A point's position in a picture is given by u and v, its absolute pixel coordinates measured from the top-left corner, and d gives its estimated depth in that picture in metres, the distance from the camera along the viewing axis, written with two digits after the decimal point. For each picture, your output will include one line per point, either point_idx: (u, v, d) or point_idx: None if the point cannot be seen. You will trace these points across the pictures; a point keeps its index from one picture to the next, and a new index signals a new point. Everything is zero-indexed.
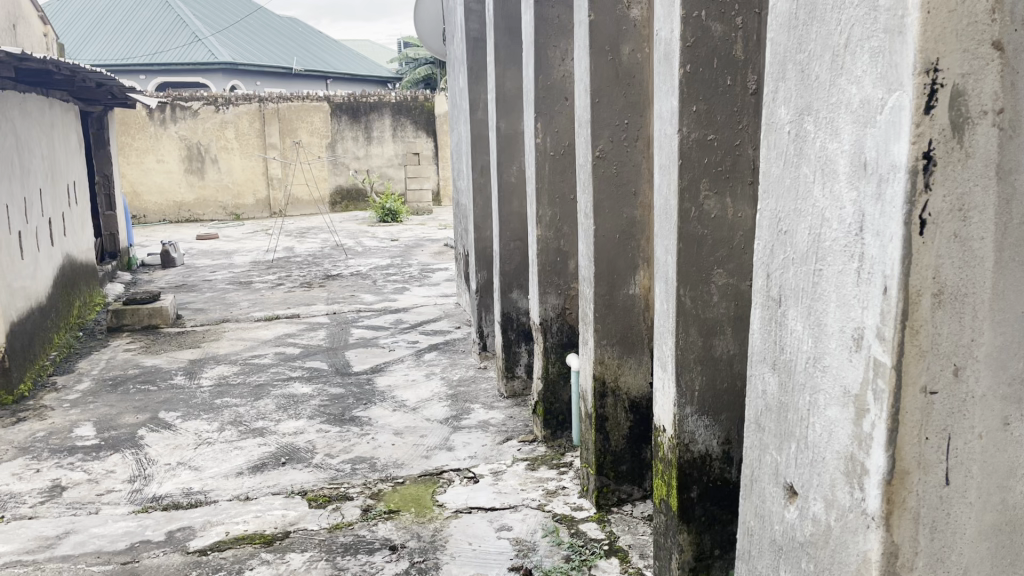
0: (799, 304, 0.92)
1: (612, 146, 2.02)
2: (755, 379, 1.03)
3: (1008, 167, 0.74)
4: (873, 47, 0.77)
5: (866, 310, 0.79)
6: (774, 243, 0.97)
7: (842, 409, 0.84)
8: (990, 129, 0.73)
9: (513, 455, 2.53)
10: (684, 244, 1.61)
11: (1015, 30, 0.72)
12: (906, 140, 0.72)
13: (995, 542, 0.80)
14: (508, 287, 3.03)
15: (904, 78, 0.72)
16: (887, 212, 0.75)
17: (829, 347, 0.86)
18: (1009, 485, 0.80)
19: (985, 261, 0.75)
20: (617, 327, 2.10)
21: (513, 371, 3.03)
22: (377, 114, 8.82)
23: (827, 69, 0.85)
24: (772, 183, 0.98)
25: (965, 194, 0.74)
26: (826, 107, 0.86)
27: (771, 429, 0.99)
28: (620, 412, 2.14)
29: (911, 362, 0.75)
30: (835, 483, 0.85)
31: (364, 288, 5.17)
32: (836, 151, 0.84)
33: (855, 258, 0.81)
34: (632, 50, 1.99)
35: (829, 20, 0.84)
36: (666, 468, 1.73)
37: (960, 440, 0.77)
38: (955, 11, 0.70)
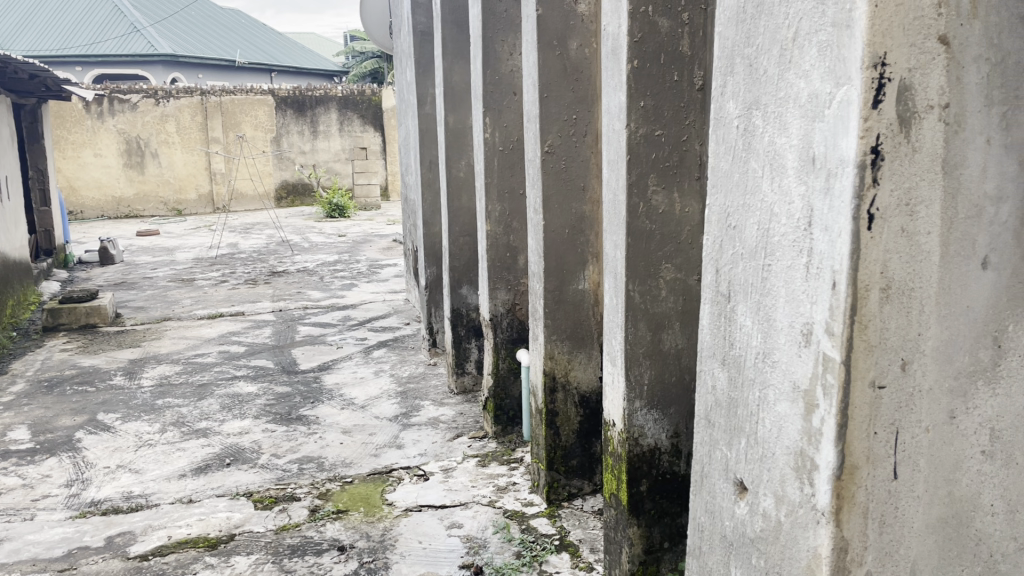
0: (749, 299, 0.92)
1: (561, 141, 2.01)
2: (704, 375, 1.03)
3: (953, 162, 0.74)
4: (821, 41, 0.77)
5: (816, 305, 0.79)
6: (723, 238, 0.97)
7: (792, 404, 0.83)
8: (936, 123, 0.73)
9: (464, 451, 2.51)
10: (633, 239, 1.60)
11: (961, 25, 0.72)
12: (855, 134, 0.72)
13: (942, 535, 0.80)
14: (459, 283, 3.00)
15: (852, 72, 0.72)
16: (836, 207, 0.75)
17: (778, 342, 0.86)
18: (956, 477, 0.80)
19: (932, 255, 0.75)
20: (568, 323, 2.10)
21: (463, 367, 3.01)
22: (323, 108, 8.72)
23: (775, 63, 0.85)
24: (721, 179, 0.97)
25: (912, 189, 0.74)
26: (775, 101, 0.85)
27: (720, 424, 0.99)
28: (570, 407, 2.13)
29: (859, 357, 0.75)
30: (785, 479, 0.85)
31: (311, 284, 5.10)
32: (784, 146, 0.84)
33: (803, 253, 0.81)
34: (580, 45, 1.99)
35: (777, 14, 0.84)
36: (616, 461, 1.72)
37: (907, 433, 0.77)
38: (902, 5, 0.70)
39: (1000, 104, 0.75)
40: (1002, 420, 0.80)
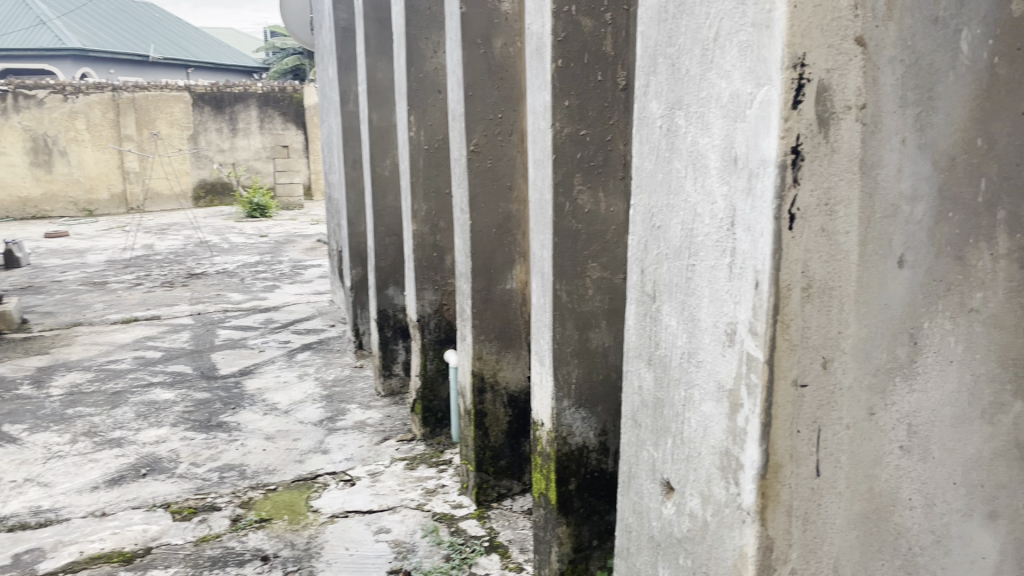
0: (673, 299, 0.92)
1: (486, 140, 1.99)
2: (631, 375, 1.02)
3: (870, 162, 0.75)
4: (742, 42, 0.77)
5: (739, 305, 0.79)
6: (648, 238, 0.97)
7: (717, 403, 0.83)
8: (854, 124, 0.74)
9: (392, 454, 2.47)
10: (559, 238, 1.60)
11: (876, 26, 0.73)
12: (776, 135, 0.72)
13: (863, 530, 0.81)
14: (385, 283, 2.96)
15: (772, 72, 0.72)
16: (757, 207, 0.75)
17: (703, 342, 0.86)
18: (875, 473, 0.81)
19: (851, 255, 0.76)
20: (495, 322, 2.08)
21: (390, 369, 2.97)
22: (243, 106, 8.51)
23: (696, 63, 0.85)
24: (645, 178, 0.97)
25: (831, 189, 0.74)
26: (697, 101, 0.85)
27: (647, 424, 0.98)
28: (499, 407, 2.12)
29: (782, 356, 0.75)
30: (711, 479, 0.85)
31: (231, 286, 4.96)
32: (707, 146, 0.84)
33: (726, 253, 0.81)
34: (504, 43, 1.97)
35: (698, 14, 0.84)
36: (545, 460, 1.72)
37: (829, 431, 0.78)
38: (820, 6, 0.71)
39: (915, 105, 0.76)
40: (919, 416, 0.82)
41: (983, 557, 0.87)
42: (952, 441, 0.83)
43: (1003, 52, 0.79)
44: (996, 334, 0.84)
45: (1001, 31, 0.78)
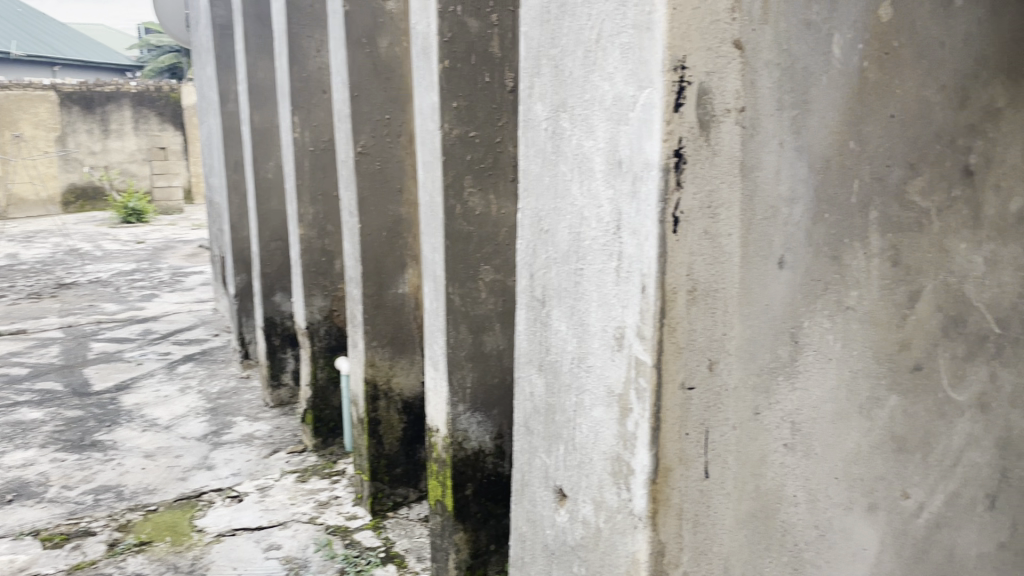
0: (563, 304, 0.90)
1: (373, 141, 1.95)
2: (522, 382, 1.00)
3: (750, 165, 0.76)
4: (623, 44, 0.76)
5: (627, 309, 0.78)
6: (537, 242, 0.95)
7: (607, 408, 0.83)
8: (733, 127, 0.74)
9: (282, 467, 2.38)
10: (451, 241, 1.57)
11: (753, 30, 0.74)
12: (658, 138, 0.72)
13: (750, 528, 0.82)
14: (271, 290, 2.86)
15: (654, 74, 0.72)
16: (642, 211, 0.75)
17: (593, 347, 0.85)
18: (761, 472, 0.82)
19: (733, 256, 0.77)
20: (387, 328, 2.03)
21: (279, 378, 2.87)
22: (115, 105, 8.08)
23: (580, 65, 0.84)
24: (532, 181, 0.95)
25: (714, 192, 0.74)
26: (581, 104, 0.84)
27: (539, 431, 0.97)
28: (393, 414, 2.08)
29: (669, 360, 0.75)
30: (603, 485, 0.84)
31: (105, 296, 4.69)
32: (592, 149, 0.83)
33: (613, 257, 0.80)
34: (390, 43, 1.93)
35: (579, 15, 0.83)
36: (440, 467, 1.68)
37: (716, 432, 0.78)
38: (698, 9, 0.71)
39: (791, 108, 0.77)
40: (802, 413, 0.83)
41: (863, 548, 0.88)
42: (833, 437, 0.85)
43: (872, 56, 0.80)
44: (872, 330, 0.85)
45: (870, 35, 0.79)
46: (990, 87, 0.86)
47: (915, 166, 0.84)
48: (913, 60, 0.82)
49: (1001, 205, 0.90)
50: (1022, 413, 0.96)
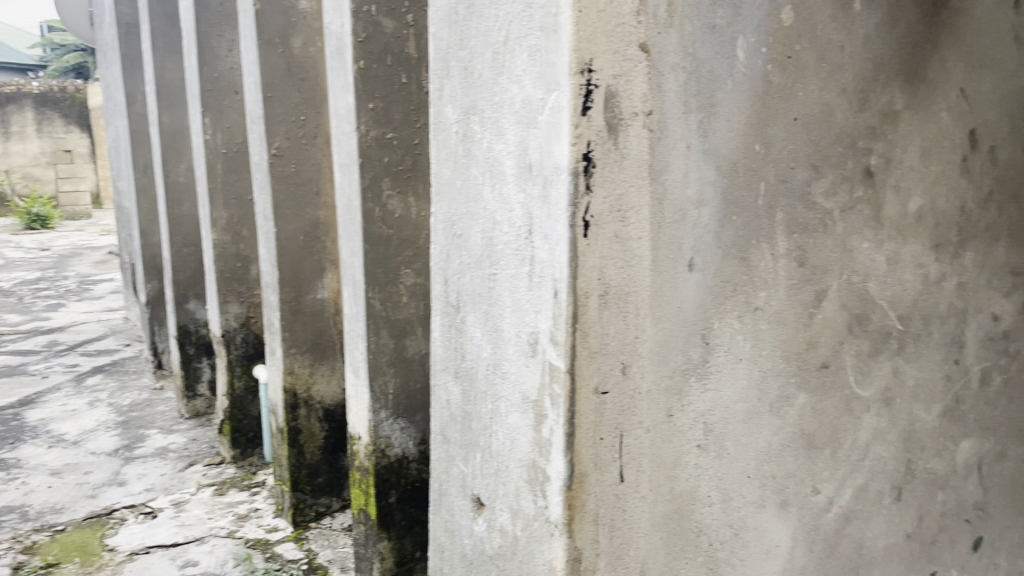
0: (477, 310, 0.89)
1: (288, 143, 1.89)
2: (437, 390, 0.98)
3: (658, 168, 0.76)
4: (530, 46, 0.75)
5: (540, 314, 0.77)
6: (450, 247, 0.93)
7: (522, 415, 0.81)
8: (641, 130, 0.74)
9: (198, 480, 2.29)
10: (369, 245, 1.54)
11: (658, 33, 0.74)
12: (567, 142, 0.71)
13: (665, 531, 0.82)
14: (184, 297, 2.76)
15: (561, 77, 0.71)
16: (553, 215, 0.74)
17: (506, 353, 0.83)
18: (675, 473, 0.82)
19: (643, 260, 0.77)
20: (307, 334, 1.98)
21: (194, 389, 2.77)
22: (16, 107, 7.71)
23: (488, 67, 0.83)
24: (444, 185, 0.93)
25: (623, 195, 0.74)
26: (490, 107, 0.83)
27: (455, 439, 0.95)
28: (314, 422, 2.03)
29: (582, 365, 0.74)
30: (519, 492, 0.82)
31: (6, 307, 4.46)
32: (502, 152, 0.82)
33: (526, 261, 0.79)
34: (304, 43, 1.89)
35: (487, 16, 0.82)
36: (363, 475, 1.64)
37: (630, 436, 0.78)
38: (603, 12, 0.70)
39: (697, 112, 0.77)
40: (714, 414, 0.83)
41: (776, 544, 0.89)
42: (745, 436, 0.85)
43: (774, 60, 0.81)
44: (780, 330, 0.86)
45: (772, 40, 0.80)
46: (888, 90, 0.88)
47: (818, 168, 0.86)
48: (814, 64, 0.83)
49: (901, 204, 0.92)
50: (924, 406, 0.99)
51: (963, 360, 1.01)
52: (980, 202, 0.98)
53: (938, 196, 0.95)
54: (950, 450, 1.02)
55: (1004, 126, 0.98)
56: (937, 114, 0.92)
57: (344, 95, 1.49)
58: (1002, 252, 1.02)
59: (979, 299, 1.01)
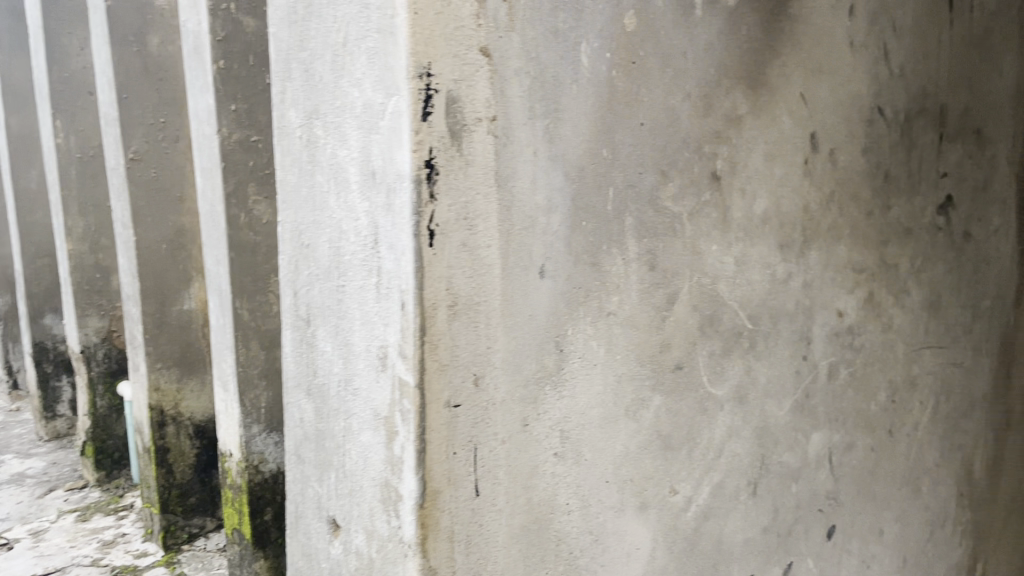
0: (326, 323, 0.85)
1: (147, 147, 1.79)
2: (291, 407, 0.94)
3: (505, 174, 0.74)
4: (369, 48, 0.72)
5: (388, 327, 0.74)
6: (298, 258, 0.89)
7: (374, 432, 0.78)
8: (485, 136, 0.72)
9: (59, 507, 2.12)
10: (235, 253, 1.47)
11: (500, 37, 0.72)
12: (408, 148, 0.69)
13: (525, 542, 0.80)
14: (40, 312, 2.57)
15: (399, 81, 0.69)
16: (397, 224, 0.71)
17: (356, 368, 0.80)
18: (533, 484, 0.80)
19: (493, 268, 0.75)
20: (173, 348, 1.88)
21: (53, 409, 2.57)
22: None
23: (329, 69, 0.79)
24: (290, 193, 0.89)
25: (469, 203, 0.72)
26: (332, 111, 0.79)
27: (310, 459, 0.91)
28: (184, 440, 1.93)
29: (431, 379, 0.72)
30: (373, 513, 0.79)
31: None
32: (345, 158, 0.78)
33: (373, 272, 0.76)
34: (162, 42, 1.79)
35: (326, 17, 0.78)
36: (236, 494, 1.57)
37: (485, 449, 0.76)
38: (440, 14, 0.68)
39: (542, 117, 0.76)
40: (570, 421, 0.82)
41: (637, 547, 0.90)
42: (601, 441, 0.85)
43: (619, 66, 0.81)
44: (633, 334, 0.87)
45: (616, 44, 0.80)
46: (731, 95, 0.90)
47: (666, 172, 0.87)
48: (658, 69, 0.84)
49: (747, 207, 0.95)
50: (777, 402, 1.02)
51: (812, 355, 1.04)
52: (823, 202, 1.02)
53: (782, 198, 0.97)
54: (802, 443, 1.05)
55: (842, 129, 1.02)
56: (778, 119, 0.95)
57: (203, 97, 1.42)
58: (844, 250, 1.06)
59: (824, 296, 1.05)
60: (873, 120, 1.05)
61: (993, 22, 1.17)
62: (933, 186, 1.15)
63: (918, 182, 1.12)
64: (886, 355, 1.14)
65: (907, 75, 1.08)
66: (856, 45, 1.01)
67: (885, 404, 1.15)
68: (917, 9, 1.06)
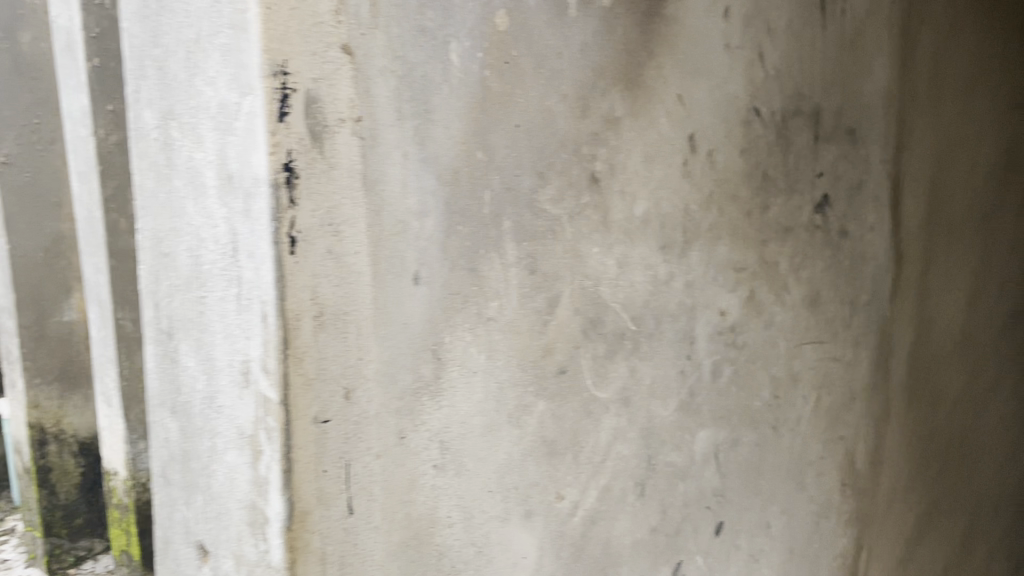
0: (189, 337, 0.80)
1: (19, 149, 1.67)
2: (156, 427, 0.88)
3: (373, 178, 0.71)
4: (222, 45, 0.68)
5: (250, 340, 0.70)
6: (158, 268, 0.83)
7: (240, 452, 0.73)
8: (350, 137, 0.69)
9: None
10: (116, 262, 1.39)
11: (362, 35, 0.69)
12: (264, 150, 0.65)
13: (404, 559, 0.78)
14: None
15: (252, 79, 0.64)
16: (256, 231, 0.67)
17: (220, 384, 0.75)
18: (410, 498, 0.77)
19: (362, 275, 0.71)
20: (53, 362, 1.76)
21: None
22: None
23: (183, 67, 0.74)
24: (148, 199, 0.83)
25: (333, 208, 0.69)
26: (188, 111, 0.75)
27: (178, 481, 0.85)
28: (69, 458, 1.82)
29: (297, 395, 0.68)
30: (241, 537, 0.75)
31: None
32: (203, 162, 0.74)
33: (233, 282, 0.71)
34: (33, 37, 1.67)
35: (178, 12, 0.73)
36: (123, 512, 1.57)
37: (358, 464, 0.73)
38: (296, 10, 0.65)
39: (412, 118, 0.73)
40: (450, 431, 0.79)
41: (523, 556, 0.88)
42: (482, 450, 0.82)
43: (492, 66, 0.79)
44: (515, 339, 0.85)
45: (488, 44, 0.78)
46: (608, 96, 0.90)
47: (544, 175, 0.85)
48: (532, 70, 0.82)
49: (627, 208, 0.94)
50: (661, 402, 1.02)
51: (695, 355, 1.05)
52: (701, 203, 1.03)
53: (661, 200, 0.98)
54: (688, 441, 1.06)
55: (719, 131, 1.03)
56: (656, 120, 0.95)
57: (76, 101, 1.38)
58: (724, 250, 1.07)
59: (706, 295, 1.06)
60: (750, 121, 1.07)
61: (865, 25, 1.21)
62: (809, 186, 1.18)
63: (794, 181, 1.15)
64: (769, 351, 1.16)
65: (782, 77, 1.10)
66: (731, 47, 1.02)
67: (768, 400, 1.17)
68: (792, 11, 1.08)
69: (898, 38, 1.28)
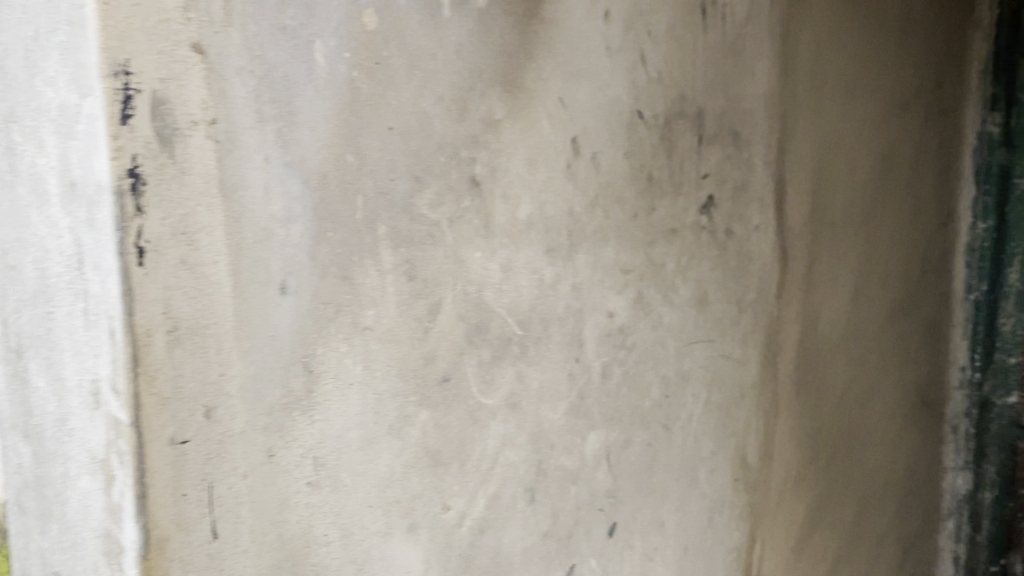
0: (37, 356, 0.74)
1: None
2: (9, 452, 0.82)
3: (231, 184, 0.68)
4: (59, 42, 0.63)
5: (98, 358, 0.65)
6: (4, 281, 0.77)
7: (92, 478, 0.68)
8: (204, 141, 0.66)
9: None
10: None
11: (215, 33, 0.66)
12: (106, 155, 0.61)
13: None
14: None
15: (91, 80, 0.60)
16: (100, 242, 0.63)
17: (70, 406, 0.70)
18: (282, 518, 0.74)
19: (222, 286, 0.68)
20: None
21: None
22: None
23: (22, 67, 0.69)
24: None
25: (187, 215, 0.65)
26: (29, 114, 0.70)
27: (32, 509, 0.80)
28: None
29: (150, 415, 0.64)
30: (96, 568, 0.70)
31: None
32: (44, 168, 0.69)
33: (79, 297, 0.66)
34: None
35: (14, 7, 0.68)
36: None
37: (222, 485, 0.69)
38: (138, 5, 0.61)
39: (274, 121, 0.70)
40: (324, 447, 0.76)
41: (406, 570, 0.85)
42: (361, 465, 0.79)
43: (361, 67, 0.76)
44: (394, 349, 0.81)
45: (356, 44, 0.75)
46: (487, 98, 0.88)
47: (421, 179, 0.82)
48: (406, 72, 0.80)
49: (510, 211, 0.93)
50: (550, 406, 1.01)
51: (584, 357, 1.05)
52: (587, 205, 1.03)
53: (545, 203, 0.97)
54: (579, 444, 1.05)
55: (602, 133, 1.03)
56: (537, 123, 0.94)
57: None
58: (611, 252, 1.08)
59: (593, 297, 1.05)
60: (634, 123, 1.08)
61: (744, 30, 1.25)
62: (694, 187, 1.20)
63: (679, 183, 1.17)
64: (657, 351, 1.17)
65: (665, 80, 1.11)
66: (613, 50, 1.03)
67: (658, 399, 1.18)
68: (673, 16, 1.10)
69: (778, 43, 1.32)
